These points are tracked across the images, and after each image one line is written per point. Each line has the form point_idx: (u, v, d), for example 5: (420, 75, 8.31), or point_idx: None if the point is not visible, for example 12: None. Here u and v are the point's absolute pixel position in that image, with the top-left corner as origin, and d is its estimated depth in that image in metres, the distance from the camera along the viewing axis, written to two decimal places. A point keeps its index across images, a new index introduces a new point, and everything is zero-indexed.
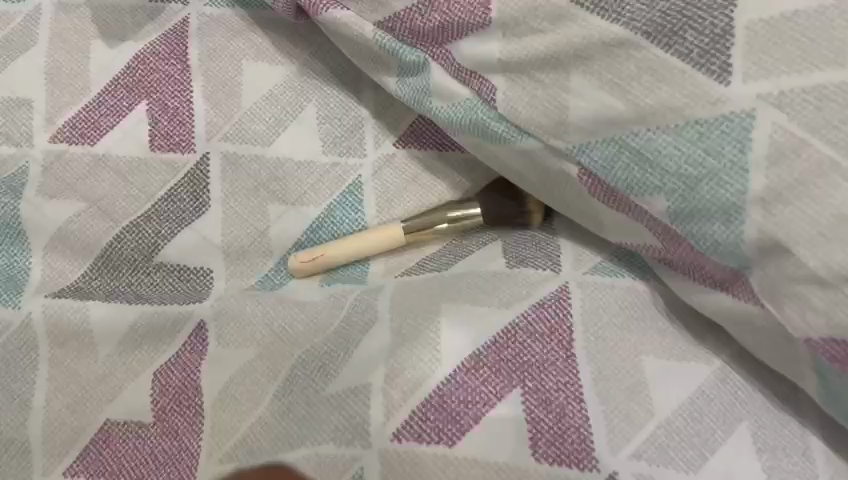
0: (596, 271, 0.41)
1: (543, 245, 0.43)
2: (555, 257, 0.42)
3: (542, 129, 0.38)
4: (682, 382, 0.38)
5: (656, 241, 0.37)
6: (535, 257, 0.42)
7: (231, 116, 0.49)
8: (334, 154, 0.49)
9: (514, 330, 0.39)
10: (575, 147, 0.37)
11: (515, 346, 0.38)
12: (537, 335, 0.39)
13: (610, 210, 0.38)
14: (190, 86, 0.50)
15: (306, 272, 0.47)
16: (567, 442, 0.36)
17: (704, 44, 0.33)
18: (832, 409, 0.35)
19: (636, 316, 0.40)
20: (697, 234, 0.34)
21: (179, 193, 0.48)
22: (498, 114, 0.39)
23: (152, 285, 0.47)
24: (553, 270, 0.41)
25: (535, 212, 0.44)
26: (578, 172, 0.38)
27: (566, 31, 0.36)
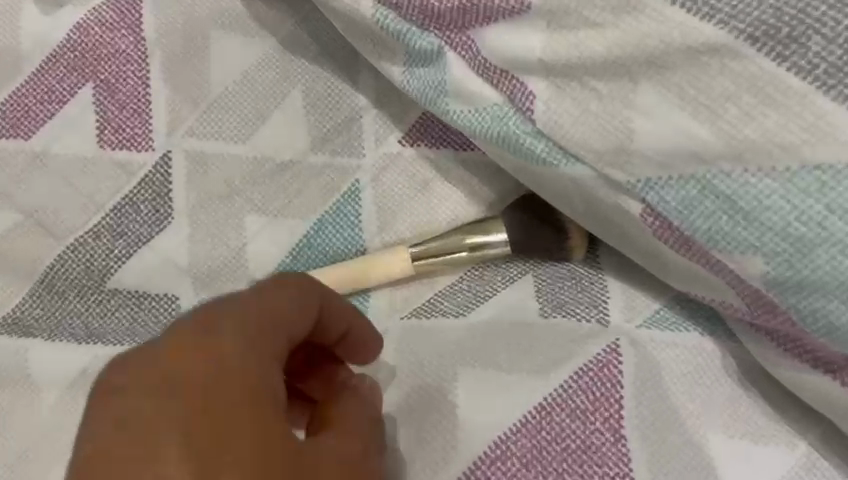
0: (653, 326, 0.33)
1: (586, 288, 0.35)
2: (602, 304, 0.34)
3: (596, 155, 0.29)
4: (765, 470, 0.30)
5: (738, 302, 0.29)
6: (576, 304, 0.34)
7: (197, 104, 0.40)
8: (326, 154, 0.40)
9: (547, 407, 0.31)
10: (640, 181, 0.28)
11: (551, 426, 0.31)
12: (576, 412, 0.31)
13: (679, 258, 0.30)
14: (145, 65, 0.40)
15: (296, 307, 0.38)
16: None
17: (834, 56, 0.24)
18: None
19: (705, 382, 0.32)
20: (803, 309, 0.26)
21: (138, 204, 0.40)
22: (535, 128, 0.30)
23: (106, 317, 0.39)
24: (602, 323, 0.33)
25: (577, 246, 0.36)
26: (641, 211, 0.29)
27: (635, 27, 0.26)
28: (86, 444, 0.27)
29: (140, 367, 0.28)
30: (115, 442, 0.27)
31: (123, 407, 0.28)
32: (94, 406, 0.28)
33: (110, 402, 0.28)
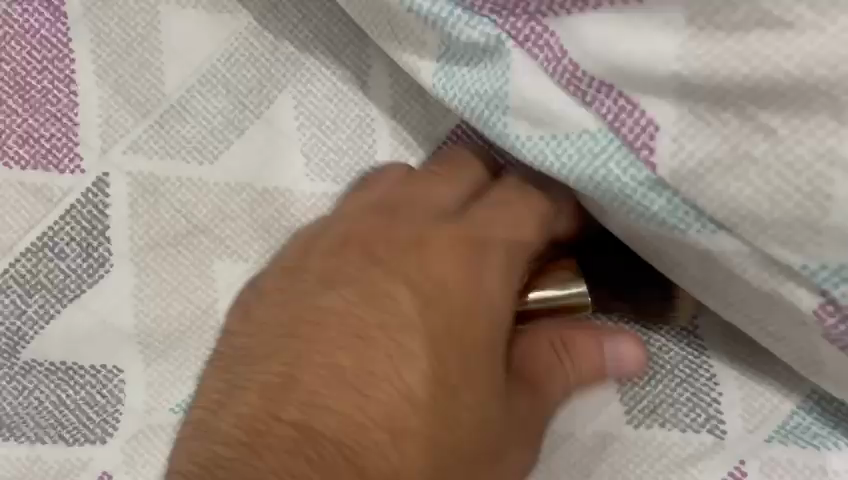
0: (790, 439, 0.26)
1: (685, 383, 0.26)
2: (711, 405, 0.26)
3: (758, 224, 0.19)
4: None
5: None
6: (672, 404, 0.26)
7: (144, 108, 0.29)
8: (327, 178, 0.29)
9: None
10: (824, 270, 0.18)
11: None
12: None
13: None
14: (66, 49, 0.29)
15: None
16: None
17: None
18: None
19: None
20: None
21: (60, 241, 0.29)
22: (654, 187, 0.20)
23: (20, 397, 0.29)
24: (717, 437, 0.26)
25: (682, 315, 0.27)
26: (816, 309, 0.19)
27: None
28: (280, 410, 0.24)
29: (368, 292, 0.25)
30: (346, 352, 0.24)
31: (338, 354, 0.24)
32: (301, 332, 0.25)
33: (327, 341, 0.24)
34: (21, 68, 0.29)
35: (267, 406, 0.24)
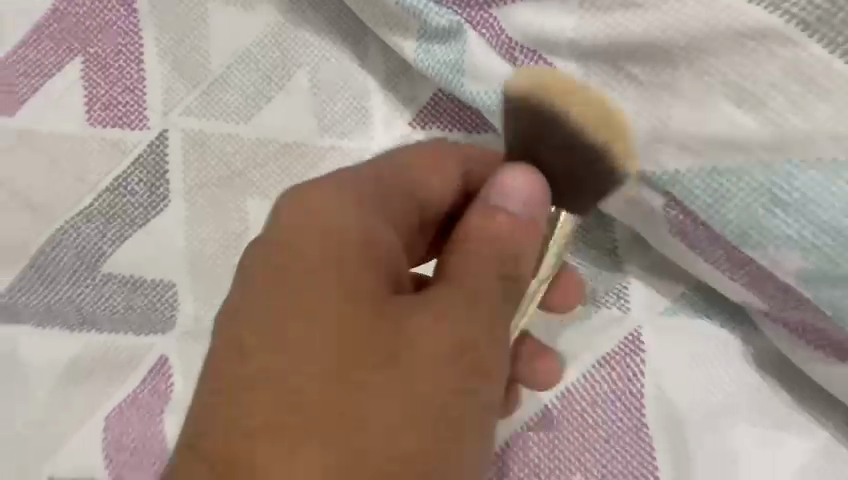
0: (681, 313, 0.33)
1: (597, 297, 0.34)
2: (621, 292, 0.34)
3: (624, 143, 0.27)
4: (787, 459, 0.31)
5: (757, 298, 0.28)
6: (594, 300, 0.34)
7: (196, 83, 0.38)
8: (332, 136, 0.38)
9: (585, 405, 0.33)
10: (667, 174, 0.27)
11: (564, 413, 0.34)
12: (612, 400, 0.33)
13: (698, 257, 0.28)
14: (139, 38, 0.38)
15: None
16: None
17: None
18: None
19: (725, 381, 0.32)
20: (837, 303, 0.26)
21: (131, 181, 0.38)
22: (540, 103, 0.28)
23: (97, 300, 0.37)
24: (623, 311, 0.34)
25: (619, 133, 0.27)
26: (664, 204, 0.28)
27: (678, 11, 0.25)
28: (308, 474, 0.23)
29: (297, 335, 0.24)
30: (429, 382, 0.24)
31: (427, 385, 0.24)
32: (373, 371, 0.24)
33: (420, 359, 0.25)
34: (105, 53, 0.38)
35: None
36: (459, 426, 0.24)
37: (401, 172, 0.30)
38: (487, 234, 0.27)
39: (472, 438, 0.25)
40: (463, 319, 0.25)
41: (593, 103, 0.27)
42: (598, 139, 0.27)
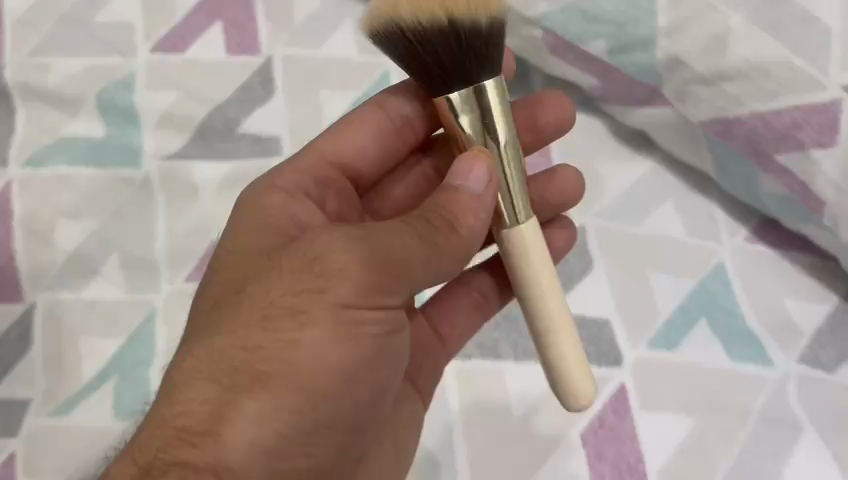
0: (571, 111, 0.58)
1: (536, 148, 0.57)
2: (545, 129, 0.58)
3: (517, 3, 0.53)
4: (629, 172, 0.56)
5: (596, 79, 0.55)
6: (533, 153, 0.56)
7: (288, 30, 0.66)
8: (366, 55, 0.66)
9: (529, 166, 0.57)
10: (539, 16, 0.53)
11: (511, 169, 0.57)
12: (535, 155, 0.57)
13: (564, 63, 0.55)
14: (254, 9, 0.66)
15: (533, 332, 0.43)
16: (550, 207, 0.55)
17: None
18: (721, 177, 0.53)
19: (600, 138, 0.57)
20: (627, 64, 0.52)
21: (253, 83, 0.65)
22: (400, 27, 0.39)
23: (236, 146, 0.63)
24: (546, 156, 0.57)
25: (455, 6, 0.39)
26: (542, 34, 0.54)
27: None
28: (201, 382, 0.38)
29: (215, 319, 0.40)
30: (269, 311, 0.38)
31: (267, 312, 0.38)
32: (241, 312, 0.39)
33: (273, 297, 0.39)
34: (234, 18, 0.66)
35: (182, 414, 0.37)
36: (289, 329, 0.38)
37: (328, 145, 0.52)
38: (460, 203, 0.41)
39: (298, 337, 0.38)
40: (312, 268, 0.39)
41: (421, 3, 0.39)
42: (442, 21, 0.38)
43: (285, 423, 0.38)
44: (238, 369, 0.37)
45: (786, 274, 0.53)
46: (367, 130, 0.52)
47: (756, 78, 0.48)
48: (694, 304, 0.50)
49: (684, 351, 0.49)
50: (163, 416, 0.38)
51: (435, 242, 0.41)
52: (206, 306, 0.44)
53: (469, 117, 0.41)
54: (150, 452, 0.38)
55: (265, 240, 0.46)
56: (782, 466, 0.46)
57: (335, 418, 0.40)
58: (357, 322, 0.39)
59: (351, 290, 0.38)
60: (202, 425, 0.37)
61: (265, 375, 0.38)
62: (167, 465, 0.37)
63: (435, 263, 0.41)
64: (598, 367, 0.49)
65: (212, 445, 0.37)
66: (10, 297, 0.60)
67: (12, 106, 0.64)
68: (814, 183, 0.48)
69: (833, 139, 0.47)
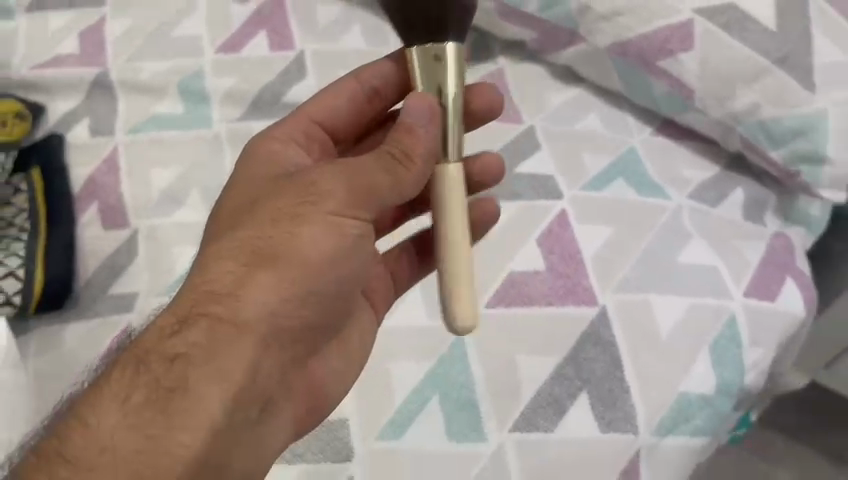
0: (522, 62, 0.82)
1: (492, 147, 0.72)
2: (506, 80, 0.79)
3: None
4: (564, 94, 0.78)
5: (535, 32, 0.78)
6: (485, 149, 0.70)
7: (313, 32, 0.90)
8: (372, 45, 0.90)
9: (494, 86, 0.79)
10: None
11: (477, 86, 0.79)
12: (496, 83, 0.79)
13: (510, 25, 0.79)
14: (287, 19, 0.91)
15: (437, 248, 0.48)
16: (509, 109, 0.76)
17: None
18: (628, 90, 0.76)
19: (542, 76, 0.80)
20: (553, 16, 0.75)
21: (290, 68, 0.88)
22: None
23: (281, 109, 0.86)
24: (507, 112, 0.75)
25: None
26: (495, 6, 0.78)
27: None
28: (218, 262, 0.46)
29: (230, 223, 0.49)
30: (273, 216, 0.47)
31: (270, 217, 0.47)
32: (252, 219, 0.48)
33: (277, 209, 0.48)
34: (274, 27, 0.91)
35: (199, 281, 0.46)
36: (290, 229, 0.47)
37: (313, 108, 0.59)
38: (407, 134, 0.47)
39: (297, 236, 0.47)
40: (309, 183, 0.48)
41: None
42: None
43: (283, 303, 0.47)
44: (253, 251, 0.47)
45: (680, 155, 0.75)
46: (348, 97, 0.59)
47: (638, 11, 0.71)
48: (611, 168, 0.71)
49: (606, 191, 0.68)
50: (191, 286, 0.46)
51: (396, 172, 0.48)
52: (218, 221, 0.52)
53: (424, 70, 0.48)
54: (181, 312, 0.45)
55: (270, 172, 0.54)
56: (677, 254, 0.64)
57: (317, 306, 0.50)
58: (342, 232, 0.48)
59: (340, 202, 0.47)
60: (225, 288, 0.46)
61: (273, 259, 0.47)
62: (189, 325, 0.44)
63: (397, 190, 0.48)
64: (544, 199, 0.67)
65: (232, 304, 0.45)
66: (119, 224, 0.81)
67: (115, 96, 0.88)
68: (685, 78, 0.71)
69: (692, 44, 0.70)
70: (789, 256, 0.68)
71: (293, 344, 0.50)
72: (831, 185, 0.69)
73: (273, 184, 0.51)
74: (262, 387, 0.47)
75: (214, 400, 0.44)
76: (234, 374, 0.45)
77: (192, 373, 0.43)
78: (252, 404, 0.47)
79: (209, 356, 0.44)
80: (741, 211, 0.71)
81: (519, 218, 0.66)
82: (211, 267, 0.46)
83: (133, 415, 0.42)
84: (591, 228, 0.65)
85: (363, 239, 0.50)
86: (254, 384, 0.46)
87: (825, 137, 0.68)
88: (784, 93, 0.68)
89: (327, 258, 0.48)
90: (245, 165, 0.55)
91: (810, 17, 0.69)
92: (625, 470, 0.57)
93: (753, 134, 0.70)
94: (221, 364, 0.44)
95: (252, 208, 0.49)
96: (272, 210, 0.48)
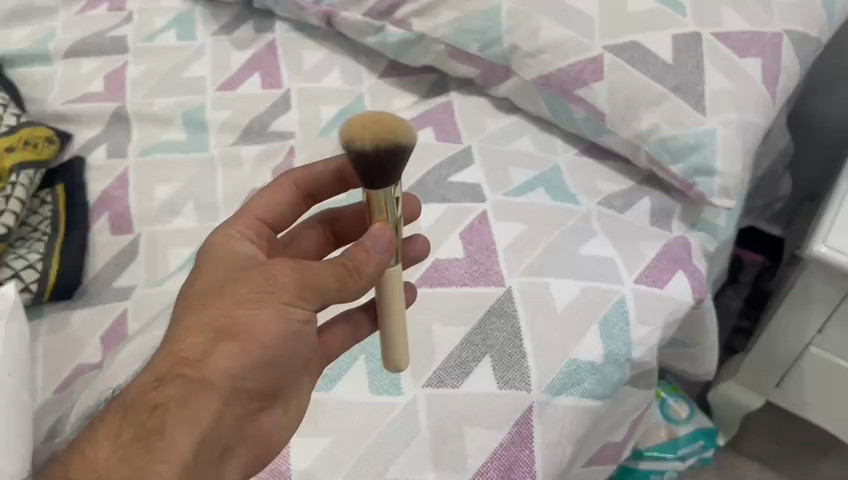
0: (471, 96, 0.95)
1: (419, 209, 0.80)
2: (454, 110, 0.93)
3: (428, 31, 0.92)
4: (502, 121, 0.91)
5: (479, 69, 0.92)
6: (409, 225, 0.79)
7: (300, 73, 1.05)
8: (349, 83, 1.04)
9: (443, 115, 0.92)
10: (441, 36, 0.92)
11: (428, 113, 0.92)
12: (446, 112, 0.92)
13: (459, 63, 0.93)
14: (279, 64, 1.07)
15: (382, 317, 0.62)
16: (453, 132, 0.89)
17: None
18: (555, 117, 0.88)
19: (487, 107, 0.94)
20: (490, 54, 0.89)
21: (278, 102, 1.03)
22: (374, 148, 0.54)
23: (267, 135, 1.00)
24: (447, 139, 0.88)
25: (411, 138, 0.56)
26: (445, 48, 0.92)
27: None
28: (190, 335, 0.55)
29: (198, 302, 0.57)
30: (239, 303, 0.56)
31: (237, 304, 0.56)
32: (219, 301, 0.56)
33: (243, 295, 0.57)
34: (267, 69, 1.06)
35: (174, 350, 0.54)
36: (254, 313, 0.56)
37: (257, 210, 0.69)
38: (365, 253, 0.57)
39: (259, 319, 0.56)
40: (272, 278, 0.57)
41: (393, 132, 0.55)
42: (405, 148, 0.55)
43: (244, 369, 0.56)
44: (220, 326, 0.55)
45: (599, 171, 0.86)
46: (288, 199, 0.71)
47: (557, 48, 0.84)
48: (534, 180, 0.83)
49: (524, 197, 0.80)
50: (167, 352, 0.54)
51: (344, 279, 0.58)
52: (185, 299, 0.59)
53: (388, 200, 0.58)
54: (160, 372, 0.53)
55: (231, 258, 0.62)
56: (579, 247, 0.75)
57: (270, 373, 0.58)
58: (295, 319, 0.57)
59: (294, 293, 0.57)
60: (196, 355, 0.54)
61: (237, 333, 0.56)
62: (167, 382, 0.53)
63: (341, 291, 0.58)
64: (470, 201, 0.79)
65: (201, 367, 0.54)
66: (126, 230, 0.95)
67: (131, 126, 1.04)
68: (597, 104, 0.83)
69: (602, 75, 0.82)
70: (685, 254, 0.78)
71: (246, 405, 0.58)
72: (723, 193, 0.79)
73: (236, 271, 0.60)
74: (221, 437, 0.55)
75: (185, 443, 0.52)
76: (203, 422, 0.53)
77: (169, 420, 0.51)
78: (216, 450, 0.55)
79: (181, 409, 0.52)
80: (648, 218, 0.82)
81: (447, 217, 0.78)
82: (184, 338, 0.55)
83: (120, 453, 0.50)
84: (507, 225, 0.76)
85: (311, 323, 0.59)
86: (218, 432, 0.54)
87: (713, 151, 0.79)
88: (680, 115, 0.80)
89: (281, 339, 0.57)
90: (204, 255, 0.63)
91: (703, 53, 0.81)
92: (519, 421, 0.66)
93: (655, 150, 0.81)
94: (192, 414, 0.53)
95: (220, 292, 0.57)
96: (239, 298, 0.56)
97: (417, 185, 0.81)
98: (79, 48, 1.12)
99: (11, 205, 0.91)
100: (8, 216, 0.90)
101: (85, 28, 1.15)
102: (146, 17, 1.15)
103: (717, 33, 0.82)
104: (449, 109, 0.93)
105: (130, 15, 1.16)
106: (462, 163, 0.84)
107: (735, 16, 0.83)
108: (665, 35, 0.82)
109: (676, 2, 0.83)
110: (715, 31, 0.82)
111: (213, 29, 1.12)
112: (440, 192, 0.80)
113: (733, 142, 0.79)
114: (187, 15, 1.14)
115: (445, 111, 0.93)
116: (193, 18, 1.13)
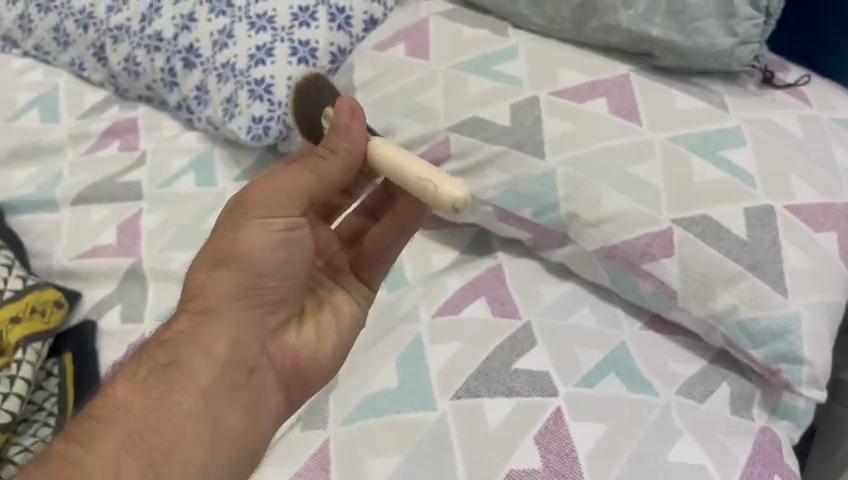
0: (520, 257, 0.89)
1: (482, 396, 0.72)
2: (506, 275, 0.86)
3: (477, 193, 0.87)
4: (558, 288, 0.85)
5: (531, 233, 0.86)
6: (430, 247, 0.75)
7: None
8: None
9: (494, 279, 0.85)
10: (491, 200, 0.86)
11: (478, 279, 0.85)
12: (496, 277, 0.86)
13: (510, 225, 0.87)
14: None
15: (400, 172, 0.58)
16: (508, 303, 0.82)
17: (527, 149, 0.85)
18: (618, 288, 0.82)
19: (540, 272, 0.87)
20: (546, 220, 0.84)
21: None
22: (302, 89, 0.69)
23: None
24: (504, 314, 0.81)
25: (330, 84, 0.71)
26: (494, 210, 0.87)
27: (472, 157, 0.87)
28: (193, 276, 0.64)
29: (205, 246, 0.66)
30: (224, 236, 0.63)
31: (222, 237, 0.63)
32: (213, 240, 0.64)
33: (229, 225, 0.63)
34: None
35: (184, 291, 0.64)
36: (236, 236, 0.63)
37: None
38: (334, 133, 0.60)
39: (243, 241, 0.62)
40: (249, 201, 0.63)
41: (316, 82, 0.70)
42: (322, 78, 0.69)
43: (241, 291, 0.63)
44: (213, 258, 0.63)
45: (669, 346, 0.80)
46: None
47: (621, 219, 0.79)
48: (604, 363, 0.76)
49: (597, 387, 0.74)
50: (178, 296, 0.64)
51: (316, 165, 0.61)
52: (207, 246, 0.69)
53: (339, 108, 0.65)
54: (174, 314, 0.63)
55: None
56: (668, 452, 0.69)
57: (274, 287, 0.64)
58: (275, 233, 0.63)
59: (266, 210, 0.62)
60: (196, 289, 0.63)
61: (224, 260, 0.63)
62: (178, 319, 0.62)
63: (323, 183, 0.61)
64: (540, 395, 0.72)
65: (201, 299, 0.62)
66: None
67: (146, 284, 0.95)
68: (667, 281, 0.78)
69: (673, 250, 0.77)
70: (775, 451, 0.73)
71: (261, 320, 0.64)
72: (810, 383, 0.75)
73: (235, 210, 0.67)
74: (243, 357, 0.62)
75: (197, 368, 0.60)
76: (213, 348, 0.61)
77: (180, 353, 0.60)
78: (240, 372, 0.62)
79: (187, 338, 0.61)
80: (728, 406, 0.76)
81: (518, 415, 0.71)
82: (189, 278, 0.64)
83: (140, 387, 0.59)
84: (586, 426, 0.70)
85: (297, 231, 0.64)
86: (233, 355, 0.62)
87: (798, 338, 0.74)
88: (759, 296, 0.75)
89: (271, 256, 0.63)
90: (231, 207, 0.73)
91: (779, 228, 0.77)
92: None
93: (734, 334, 0.76)
94: (203, 343, 0.61)
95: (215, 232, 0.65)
96: (226, 228, 0.63)
97: (478, 373, 0.74)
98: (89, 193, 1.05)
99: (15, 387, 0.81)
100: (13, 400, 0.81)
101: (97, 169, 1.08)
102: (162, 157, 1.09)
103: (790, 205, 0.78)
104: (497, 273, 0.86)
105: (144, 155, 1.10)
106: (523, 345, 0.77)
107: (806, 186, 0.79)
108: (737, 209, 0.77)
109: (744, 172, 0.79)
110: (788, 204, 0.78)
111: (234, 173, 1.06)
112: (503, 382, 0.73)
113: (817, 327, 0.75)
114: (204, 156, 1.08)
115: (493, 275, 0.86)
116: (212, 159, 1.08)
